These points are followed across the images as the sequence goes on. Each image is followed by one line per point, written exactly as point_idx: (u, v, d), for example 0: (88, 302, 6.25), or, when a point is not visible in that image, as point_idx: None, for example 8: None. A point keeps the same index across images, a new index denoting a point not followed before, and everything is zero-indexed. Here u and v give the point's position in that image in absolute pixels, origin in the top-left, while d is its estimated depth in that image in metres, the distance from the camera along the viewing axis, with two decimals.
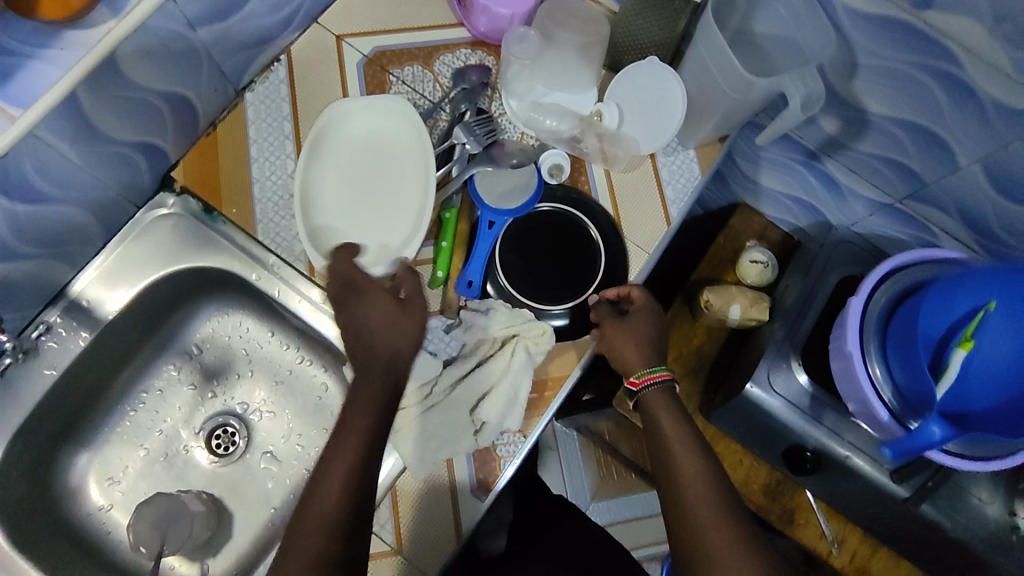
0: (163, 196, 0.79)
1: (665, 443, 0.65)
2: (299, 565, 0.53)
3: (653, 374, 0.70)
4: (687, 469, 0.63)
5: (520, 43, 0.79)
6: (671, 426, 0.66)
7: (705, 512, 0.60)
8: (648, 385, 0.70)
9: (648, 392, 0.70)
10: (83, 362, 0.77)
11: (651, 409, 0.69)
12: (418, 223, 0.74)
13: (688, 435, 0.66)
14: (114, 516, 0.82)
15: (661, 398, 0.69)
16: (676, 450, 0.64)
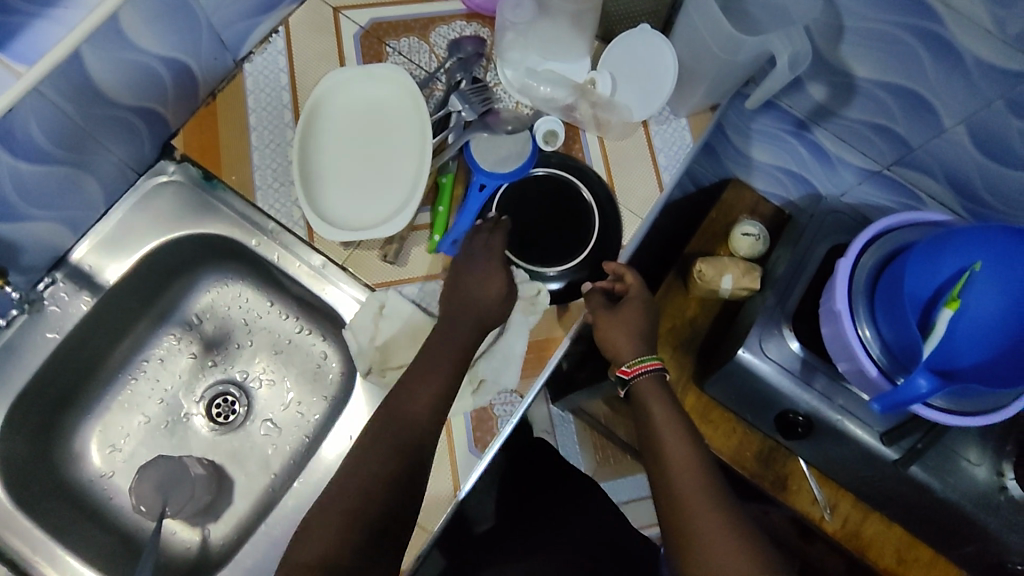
0: (163, 164, 0.81)
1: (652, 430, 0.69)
2: (370, 471, 0.63)
3: (645, 363, 0.73)
4: (671, 451, 0.67)
5: (515, 9, 0.81)
6: (658, 411, 0.70)
7: (688, 485, 0.64)
8: (640, 374, 0.73)
9: (640, 381, 0.73)
10: (86, 328, 0.78)
11: (640, 395, 0.72)
12: (416, 187, 0.75)
13: (672, 419, 0.69)
14: (116, 482, 0.82)
15: (650, 386, 0.73)
16: (661, 432, 0.69)
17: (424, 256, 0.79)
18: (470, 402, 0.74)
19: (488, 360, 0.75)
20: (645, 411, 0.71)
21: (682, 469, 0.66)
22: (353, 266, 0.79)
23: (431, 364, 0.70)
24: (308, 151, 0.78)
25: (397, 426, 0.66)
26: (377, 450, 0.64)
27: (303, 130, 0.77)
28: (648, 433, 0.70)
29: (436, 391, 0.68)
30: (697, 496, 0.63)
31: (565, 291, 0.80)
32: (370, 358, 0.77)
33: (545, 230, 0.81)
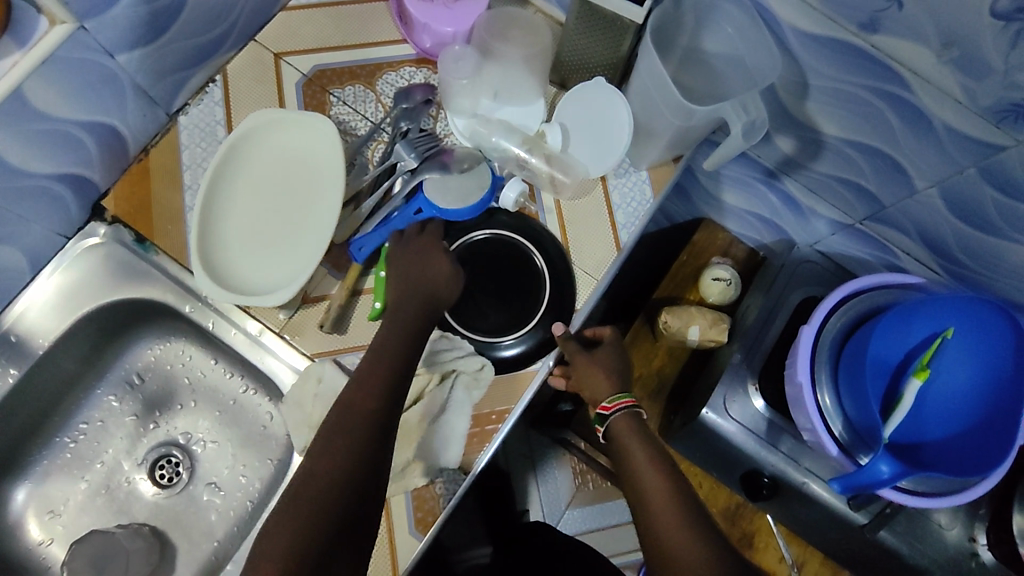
0: (94, 225, 0.77)
1: (633, 464, 0.66)
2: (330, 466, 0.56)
3: (621, 400, 0.71)
4: (654, 495, 0.62)
5: (456, 62, 0.76)
6: (641, 454, 0.66)
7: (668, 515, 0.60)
8: (616, 411, 0.70)
9: (615, 419, 0.70)
10: (16, 395, 0.75)
11: (617, 437, 0.69)
12: (319, 247, 0.72)
13: (656, 453, 0.66)
14: (54, 551, 0.80)
15: (626, 423, 0.69)
16: (645, 475, 0.64)
17: (365, 324, 0.75)
18: (410, 482, 0.71)
19: (429, 438, 0.72)
20: (625, 453, 0.67)
21: (669, 510, 0.61)
22: (291, 334, 0.75)
23: (389, 347, 0.65)
24: (218, 208, 0.75)
25: (364, 406, 0.60)
26: (339, 437, 0.58)
27: (209, 185, 0.74)
28: (629, 479, 0.65)
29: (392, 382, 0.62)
30: (688, 537, 0.58)
31: (518, 358, 0.76)
32: (306, 437, 0.73)
33: (493, 294, 0.78)
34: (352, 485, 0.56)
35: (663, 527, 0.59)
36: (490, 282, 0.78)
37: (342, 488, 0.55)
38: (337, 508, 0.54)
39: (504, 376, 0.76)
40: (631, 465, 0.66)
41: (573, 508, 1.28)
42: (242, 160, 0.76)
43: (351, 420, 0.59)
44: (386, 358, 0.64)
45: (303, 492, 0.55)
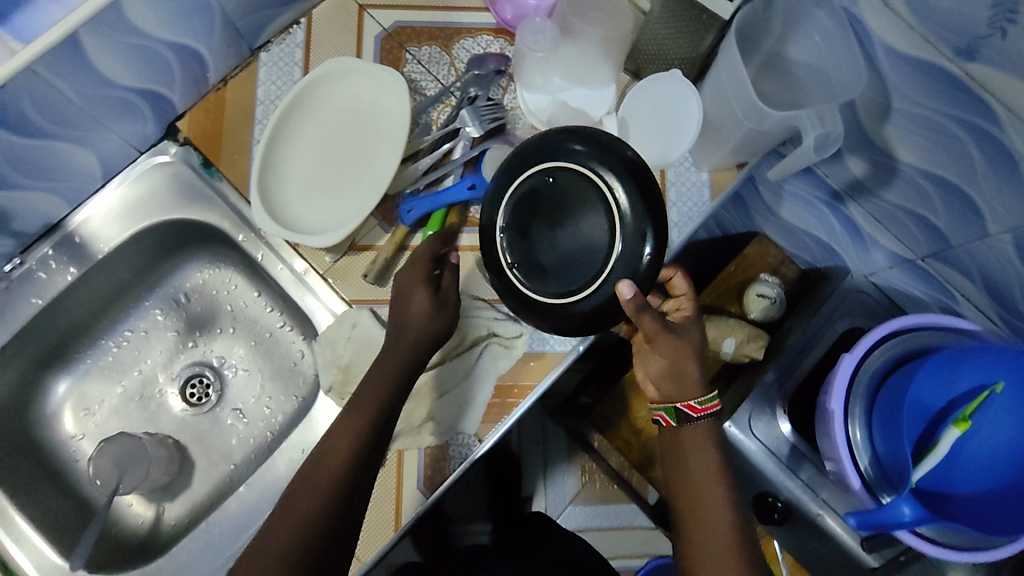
0: (166, 144, 0.80)
1: (681, 445, 0.64)
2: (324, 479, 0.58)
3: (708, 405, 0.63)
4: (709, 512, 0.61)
5: (535, 34, 0.76)
6: (705, 461, 0.63)
7: (712, 524, 0.60)
8: (695, 418, 0.63)
9: (688, 426, 0.64)
10: (74, 293, 0.79)
11: (682, 436, 0.64)
12: (372, 197, 0.74)
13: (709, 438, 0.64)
14: (84, 446, 0.83)
15: (698, 432, 0.64)
16: (703, 486, 0.62)
17: None
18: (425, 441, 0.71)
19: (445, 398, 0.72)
20: (681, 450, 0.64)
21: (717, 517, 0.61)
22: (334, 278, 0.76)
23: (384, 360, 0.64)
24: (279, 145, 0.76)
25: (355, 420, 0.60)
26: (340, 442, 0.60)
27: (276, 123, 0.76)
28: (678, 463, 0.64)
29: (384, 393, 0.62)
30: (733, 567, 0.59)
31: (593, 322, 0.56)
32: (333, 376, 0.74)
33: (561, 260, 0.56)
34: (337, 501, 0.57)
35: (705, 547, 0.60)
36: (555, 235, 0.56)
37: (338, 483, 0.58)
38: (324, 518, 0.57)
39: (534, 353, 0.73)
40: (692, 469, 0.63)
41: (576, 505, 1.27)
42: (311, 106, 0.78)
43: (354, 426, 0.61)
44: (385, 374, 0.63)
45: (302, 489, 0.58)
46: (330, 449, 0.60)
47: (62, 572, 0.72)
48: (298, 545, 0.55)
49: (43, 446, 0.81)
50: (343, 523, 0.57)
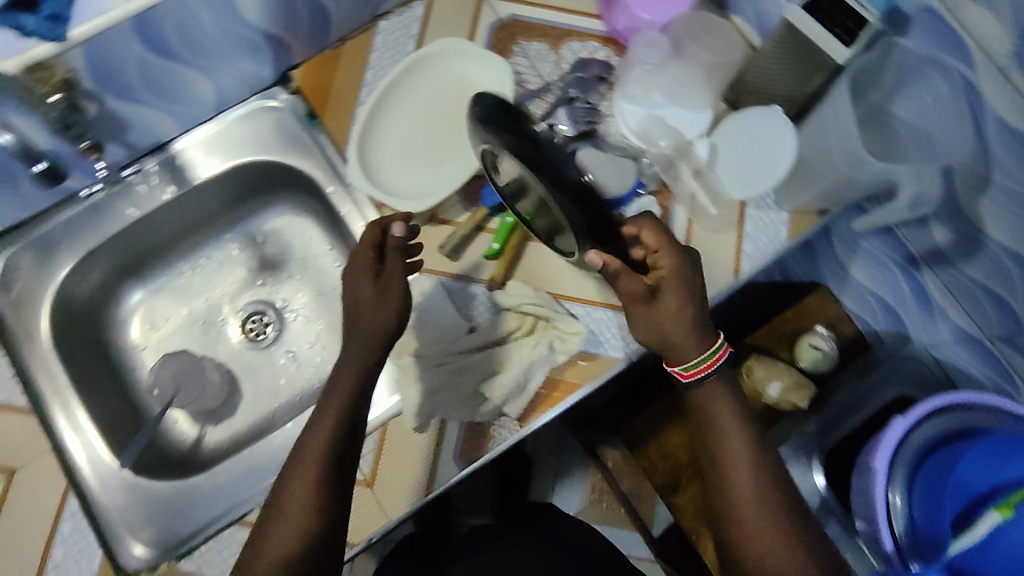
0: (277, 90, 0.84)
1: (718, 444, 0.61)
2: (306, 477, 0.57)
3: (711, 361, 0.61)
4: (743, 482, 0.58)
5: (648, 47, 0.79)
6: (731, 425, 0.61)
7: (753, 525, 0.57)
8: (708, 373, 0.62)
9: (707, 382, 0.62)
10: (166, 209, 0.83)
11: (699, 395, 0.62)
12: (462, 172, 0.76)
13: (740, 439, 0.60)
14: (145, 355, 0.85)
15: (717, 387, 0.62)
16: (734, 455, 0.60)
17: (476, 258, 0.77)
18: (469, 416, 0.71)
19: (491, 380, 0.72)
20: (719, 448, 0.60)
21: (757, 516, 0.57)
22: None
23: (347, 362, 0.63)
24: (381, 110, 0.80)
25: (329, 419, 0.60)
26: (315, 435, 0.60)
27: (383, 89, 0.79)
28: (719, 458, 0.60)
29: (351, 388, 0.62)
30: (780, 549, 0.56)
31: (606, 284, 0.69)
32: None
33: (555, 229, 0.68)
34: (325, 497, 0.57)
35: (746, 522, 0.57)
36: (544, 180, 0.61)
37: (321, 481, 0.57)
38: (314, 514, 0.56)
39: (587, 353, 0.73)
40: (718, 435, 0.61)
41: None
42: (416, 79, 0.81)
43: (327, 418, 0.60)
44: (347, 366, 0.63)
45: (286, 493, 0.57)
46: (308, 441, 0.59)
47: (112, 468, 0.71)
48: (315, 537, 0.55)
49: (107, 347, 0.83)
50: (335, 516, 0.57)
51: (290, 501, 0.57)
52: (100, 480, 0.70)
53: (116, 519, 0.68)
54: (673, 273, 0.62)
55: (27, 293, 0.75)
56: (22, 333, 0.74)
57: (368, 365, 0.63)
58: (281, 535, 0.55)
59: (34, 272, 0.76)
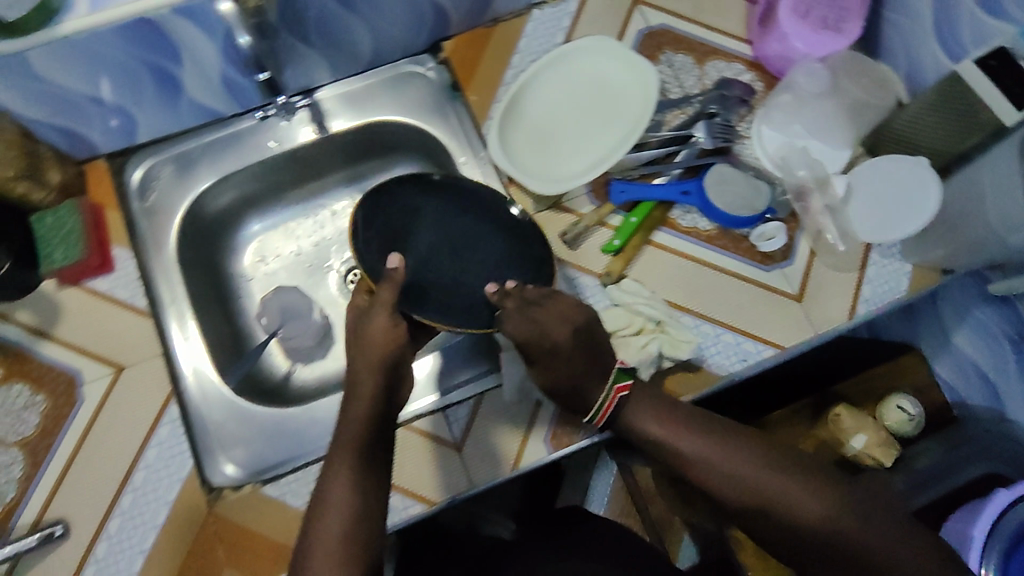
0: (426, 57, 0.81)
1: (673, 447, 0.62)
2: (341, 481, 0.56)
3: (609, 404, 0.63)
4: (746, 469, 0.60)
5: (809, 76, 0.78)
6: (664, 432, 0.62)
7: (749, 474, 0.60)
8: (616, 409, 0.63)
9: (620, 415, 0.64)
10: (296, 154, 0.81)
11: (631, 420, 0.63)
12: (591, 169, 0.76)
13: (678, 425, 0.62)
14: (252, 286, 0.87)
15: (643, 404, 0.64)
16: (715, 460, 0.61)
17: (596, 252, 0.77)
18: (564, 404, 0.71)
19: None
20: (673, 441, 0.62)
21: (747, 467, 0.60)
22: None
23: (374, 364, 0.61)
24: (526, 94, 0.79)
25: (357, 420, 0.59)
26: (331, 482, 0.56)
27: (533, 72, 0.78)
28: (688, 464, 0.61)
29: (377, 387, 0.61)
30: (822, 511, 0.57)
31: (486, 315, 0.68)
32: None
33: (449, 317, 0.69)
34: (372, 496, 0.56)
35: (789, 505, 0.57)
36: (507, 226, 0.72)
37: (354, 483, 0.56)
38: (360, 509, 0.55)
39: (690, 366, 0.75)
40: (696, 449, 0.61)
41: None
42: (560, 71, 0.80)
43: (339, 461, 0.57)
44: (361, 405, 0.60)
45: (325, 501, 0.55)
46: (324, 490, 0.56)
47: (221, 400, 0.72)
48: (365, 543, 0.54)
49: (219, 273, 0.85)
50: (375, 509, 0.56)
51: (320, 544, 0.53)
52: (201, 395, 0.71)
53: (211, 435, 0.70)
54: (548, 317, 0.64)
55: (161, 204, 0.76)
56: (150, 241, 0.75)
57: (376, 394, 0.60)
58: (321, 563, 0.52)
59: (171, 184, 0.77)
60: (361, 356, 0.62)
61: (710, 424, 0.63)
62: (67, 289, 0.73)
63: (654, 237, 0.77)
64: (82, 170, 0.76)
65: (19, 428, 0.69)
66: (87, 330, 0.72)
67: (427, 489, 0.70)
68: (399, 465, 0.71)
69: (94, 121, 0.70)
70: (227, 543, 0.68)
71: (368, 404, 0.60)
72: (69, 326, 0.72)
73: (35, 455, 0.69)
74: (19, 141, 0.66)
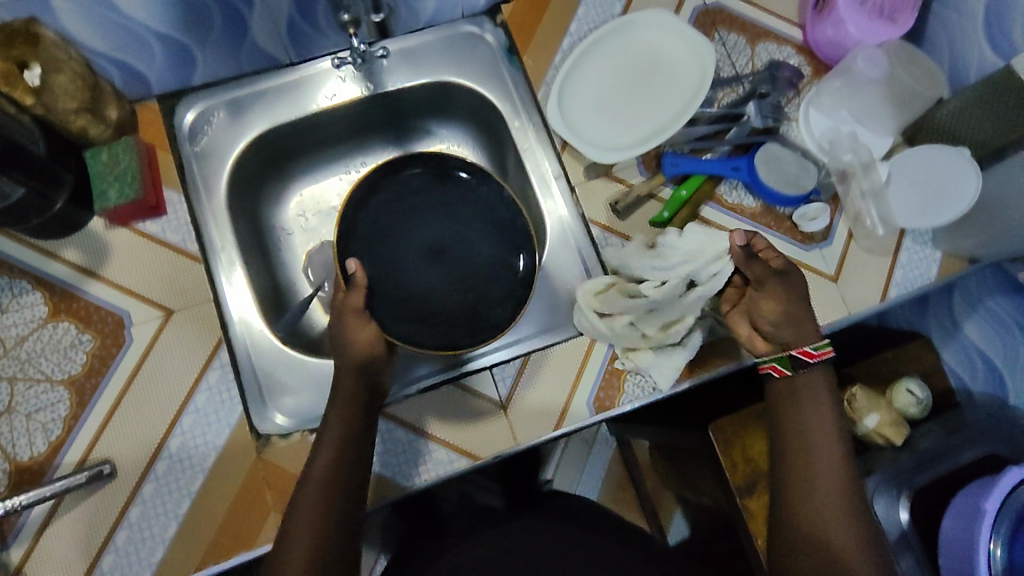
0: (482, 20, 0.82)
1: (813, 444, 0.67)
2: (325, 464, 0.60)
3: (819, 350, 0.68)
4: (821, 457, 0.66)
5: (868, 61, 0.81)
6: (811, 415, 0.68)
7: (819, 468, 0.65)
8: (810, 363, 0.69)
9: (802, 372, 0.69)
10: (342, 110, 0.81)
11: (806, 387, 0.69)
12: (648, 140, 0.77)
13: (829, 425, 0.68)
14: (292, 240, 0.86)
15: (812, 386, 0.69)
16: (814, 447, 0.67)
17: (644, 222, 0.78)
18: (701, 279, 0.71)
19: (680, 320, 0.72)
20: (802, 425, 0.68)
21: (825, 457, 0.66)
22: (580, 193, 0.80)
23: (348, 374, 0.64)
24: (581, 63, 0.81)
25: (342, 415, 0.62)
26: (320, 451, 0.61)
27: (591, 42, 0.80)
28: (794, 439, 0.68)
29: (357, 390, 0.63)
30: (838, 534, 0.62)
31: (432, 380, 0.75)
32: None
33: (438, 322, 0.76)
34: (338, 479, 0.59)
35: (812, 488, 0.65)
36: (479, 245, 0.79)
37: (329, 472, 0.59)
38: (332, 488, 0.59)
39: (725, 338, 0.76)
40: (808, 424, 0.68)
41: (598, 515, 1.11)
42: (615, 41, 0.81)
43: (327, 435, 0.61)
44: (340, 402, 0.63)
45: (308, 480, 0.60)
46: (314, 461, 0.61)
47: (269, 346, 0.73)
48: (338, 518, 0.58)
49: (261, 222, 0.83)
50: (345, 489, 0.59)
51: (298, 519, 0.58)
52: (250, 341, 0.73)
53: (262, 380, 0.72)
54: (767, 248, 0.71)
55: (212, 148, 0.76)
56: (201, 184, 0.75)
57: (357, 396, 0.63)
58: (299, 543, 0.57)
59: (223, 129, 0.77)
60: (340, 360, 0.64)
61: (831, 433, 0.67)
62: (117, 229, 0.72)
63: (700, 211, 0.79)
64: (134, 109, 0.75)
65: (67, 364, 0.68)
66: (135, 269, 0.71)
67: (474, 444, 0.72)
68: (451, 418, 0.73)
69: (150, 58, 0.70)
70: (275, 489, 0.67)
71: (350, 402, 0.63)
72: (118, 266, 0.71)
73: (81, 394, 0.68)
74: (83, 72, 0.65)
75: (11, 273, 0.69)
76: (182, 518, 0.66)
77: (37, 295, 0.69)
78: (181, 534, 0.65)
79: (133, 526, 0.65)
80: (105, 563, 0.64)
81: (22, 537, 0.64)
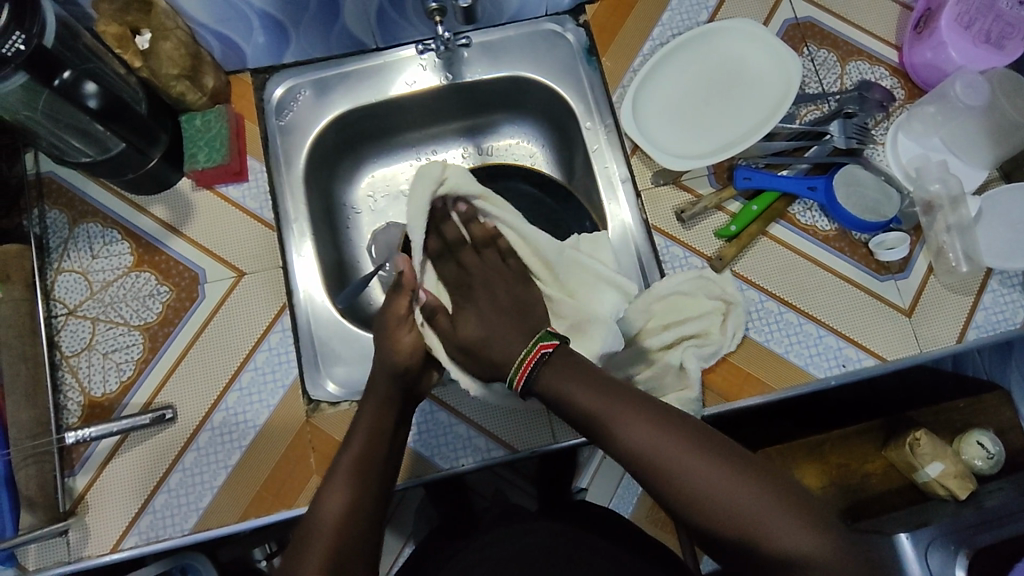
0: (565, 19, 0.83)
1: (605, 423, 0.53)
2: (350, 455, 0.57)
3: (529, 358, 0.55)
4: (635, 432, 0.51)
5: (966, 87, 0.75)
6: (591, 404, 0.53)
7: (642, 437, 0.51)
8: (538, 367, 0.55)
9: (539, 374, 0.55)
10: (419, 97, 0.84)
11: (562, 369, 0.55)
12: (721, 151, 0.76)
13: (610, 387, 0.54)
14: (360, 220, 0.88)
15: (565, 372, 0.55)
16: (635, 440, 0.52)
17: (709, 233, 0.76)
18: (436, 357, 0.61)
19: None
20: (559, 389, 0.54)
21: (629, 418, 0.52)
22: (647, 198, 0.78)
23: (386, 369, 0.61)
24: (659, 68, 0.80)
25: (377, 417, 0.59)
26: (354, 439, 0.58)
27: (671, 48, 0.79)
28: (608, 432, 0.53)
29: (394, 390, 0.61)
30: (792, 523, 0.48)
31: None
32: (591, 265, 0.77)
33: None
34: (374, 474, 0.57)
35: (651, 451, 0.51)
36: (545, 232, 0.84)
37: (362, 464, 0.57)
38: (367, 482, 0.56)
39: (780, 357, 0.73)
40: (656, 448, 0.51)
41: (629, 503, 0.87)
42: (696, 50, 0.80)
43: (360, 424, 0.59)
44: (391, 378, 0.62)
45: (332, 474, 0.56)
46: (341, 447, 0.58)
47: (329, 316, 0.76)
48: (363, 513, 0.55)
49: (333, 199, 0.87)
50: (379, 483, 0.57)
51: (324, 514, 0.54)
52: (312, 312, 0.76)
53: (319, 349, 0.75)
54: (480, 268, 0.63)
55: (296, 123, 0.80)
56: (283, 157, 0.79)
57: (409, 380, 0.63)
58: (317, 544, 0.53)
59: (308, 106, 0.80)
60: None
61: (660, 411, 0.53)
62: (202, 191, 0.77)
63: (770, 228, 0.77)
64: (228, 80, 0.80)
65: (144, 312, 0.73)
66: (212, 230, 0.76)
67: (513, 436, 0.72)
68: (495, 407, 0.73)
69: (248, 32, 0.74)
70: (319, 453, 0.70)
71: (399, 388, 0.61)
72: (198, 225, 0.76)
73: (153, 340, 0.72)
74: (187, 41, 0.70)
75: (104, 224, 0.75)
76: (232, 468, 0.69)
77: (125, 245, 0.75)
78: (228, 483, 0.68)
79: (187, 470, 0.68)
80: (158, 502, 0.68)
81: (88, 466, 0.69)
